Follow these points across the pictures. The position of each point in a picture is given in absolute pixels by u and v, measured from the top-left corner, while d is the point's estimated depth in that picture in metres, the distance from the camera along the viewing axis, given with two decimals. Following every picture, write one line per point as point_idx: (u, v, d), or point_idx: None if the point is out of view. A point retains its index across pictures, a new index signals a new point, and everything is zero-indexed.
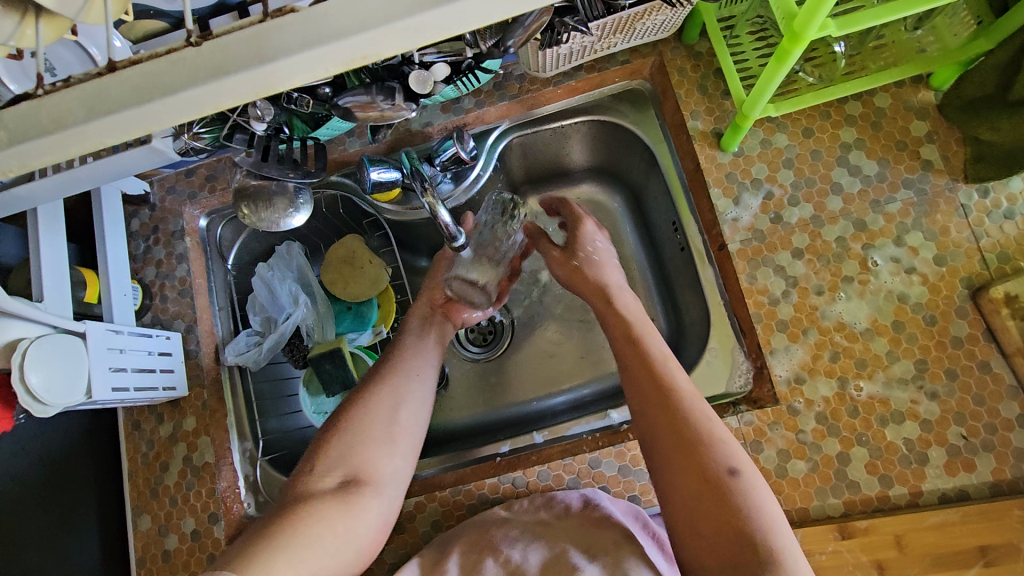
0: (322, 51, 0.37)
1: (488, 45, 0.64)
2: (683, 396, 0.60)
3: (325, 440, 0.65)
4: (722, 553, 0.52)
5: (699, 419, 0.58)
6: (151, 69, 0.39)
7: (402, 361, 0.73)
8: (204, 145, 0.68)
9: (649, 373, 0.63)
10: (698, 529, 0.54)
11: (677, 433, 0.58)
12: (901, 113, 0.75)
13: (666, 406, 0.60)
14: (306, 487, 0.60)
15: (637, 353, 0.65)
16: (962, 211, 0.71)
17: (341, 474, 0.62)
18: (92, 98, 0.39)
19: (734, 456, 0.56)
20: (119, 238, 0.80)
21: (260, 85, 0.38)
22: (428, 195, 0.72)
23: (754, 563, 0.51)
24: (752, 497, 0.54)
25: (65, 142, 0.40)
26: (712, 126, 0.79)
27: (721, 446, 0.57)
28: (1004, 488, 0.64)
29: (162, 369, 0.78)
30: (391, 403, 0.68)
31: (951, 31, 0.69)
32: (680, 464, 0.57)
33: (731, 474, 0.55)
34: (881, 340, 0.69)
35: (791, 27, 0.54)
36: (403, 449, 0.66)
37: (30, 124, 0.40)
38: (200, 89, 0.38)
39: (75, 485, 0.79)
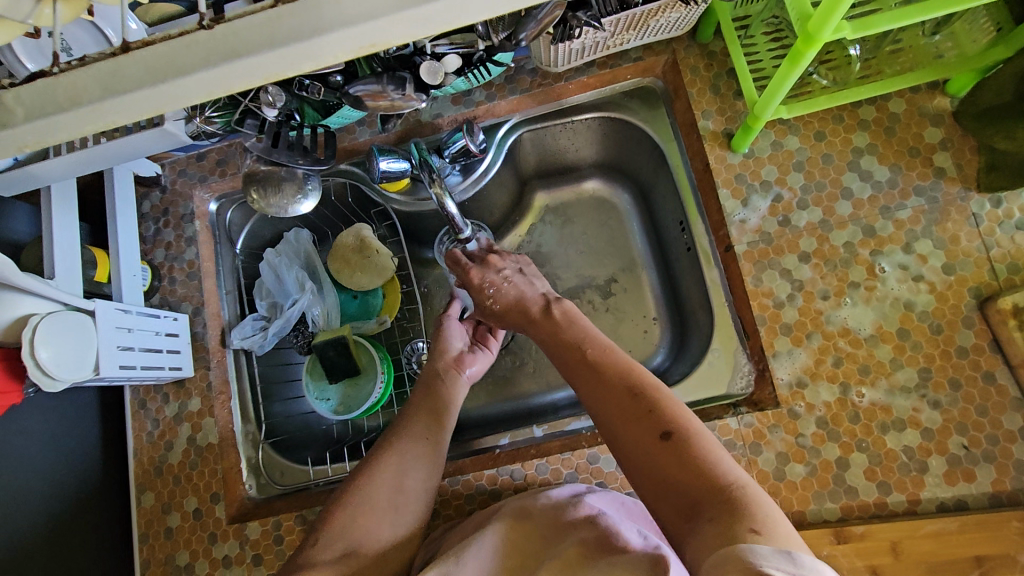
0: (333, 38, 0.37)
1: (500, 37, 0.64)
2: (614, 374, 0.60)
3: (328, 513, 0.62)
4: (682, 509, 0.50)
5: (631, 390, 0.58)
6: (166, 50, 0.39)
7: (406, 424, 0.70)
8: (216, 129, 0.69)
9: (580, 364, 0.63)
10: (659, 496, 0.52)
11: (615, 408, 0.58)
12: (916, 119, 0.74)
13: (599, 388, 0.60)
14: (307, 559, 0.58)
15: (567, 348, 0.66)
16: (974, 220, 0.70)
17: (342, 547, 0.59)
18: (108, 78, 0.40)
19: (671, 414, 0.55)
20: (129, 219, 0.81)
21: (272, 70, 0.39)
22: (437, 187, 0.74)
23: (711, 506, 0.48)
24: (697, 447, 0.52)
25: (82, 120, 0.40)
26: (723, 127, 0.78)
27: (655, 410, 0.55)
28: (1004, 499, 0.63)
29: (169, 349, 0.79)
30: (395, 473, 0.65)
31: (970, 37, 0.68)
32: (625, 436, 0.56)
33: (668, 432, 0.53)
34: (885, 347, 0.69)
35: (805, 29, 0.54)
36: (407, 519, 0.63)
37: (47, 100, 0.40)
38: (213, 71, 0.38)
39: (81, 461, 0.80)
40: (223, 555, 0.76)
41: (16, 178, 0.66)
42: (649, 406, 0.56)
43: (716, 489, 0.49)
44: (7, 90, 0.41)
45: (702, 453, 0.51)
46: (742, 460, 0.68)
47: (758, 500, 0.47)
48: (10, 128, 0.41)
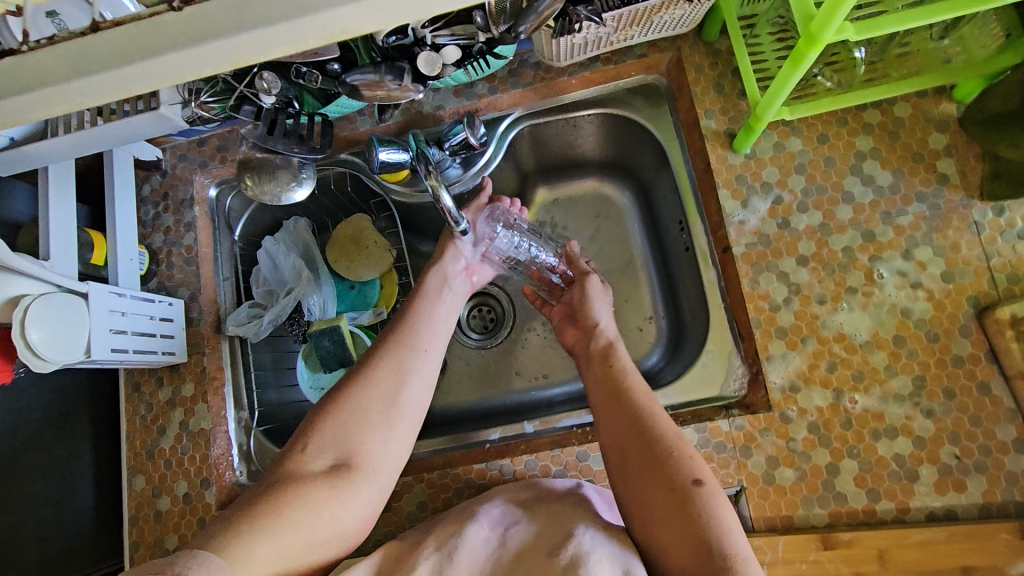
0: (302, 23, 0.37)
1: (500, 30, 0.62)
2: (653, 415, 0.63)
3: (321, 418, 0.63)
4: (683, 561, 0.52)
5: (666, 437, 0.60)
6: (135, 31, 0.39)
7: (410, 334, 0.72)
8: (211, 114, 0.70)
9: (621, 396, 0.66)
10: (661, 539, 0.54)
11: (647, 447, 0.60)
12: (921, 124, 0.73)
13: (635, 424, 0.62)
14: (295, 465, 0.58)
15: (611, 377, 0.68)
16: (975, 229, 0.69)
17: (332, 457, 0.60)
18: (77, 58, 0.39)
19: (698, 468, 0.58)
20: (127, 202, 0.81)
21: (241, 53, 0.38)
22: (432, 179, 0.73)
23: (716, 566, 0.51)
24: (714, 507, 0.54)
25: (50, 100, 0.40)
26: (726, 127, 0.77)
27: (687, 462, 0.58)
28: (993, 511, 0.63)
29: (162, 334, 0.79)
30: (395, 381, 0.66)
31: (979, 42, 0.66)
32: (647, 475, 0.58)
33: (695, 485, 0.56)
34: (880, 354, 0.68)
35: (807, 29, 0.53)
36: (399, 431, 0.64)
37: (14, 79, 0.40)
38: (182, 54, 0.38)
39: (73, 441, 0.81)
40: None
41: (13, 159, 0.66)
42: (682, 456, 0.59)
43: (724, 554, 0.51)
44: None
45: (719, 514, 0.54)
46: (732, 463, 0.68)
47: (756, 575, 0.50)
48: None
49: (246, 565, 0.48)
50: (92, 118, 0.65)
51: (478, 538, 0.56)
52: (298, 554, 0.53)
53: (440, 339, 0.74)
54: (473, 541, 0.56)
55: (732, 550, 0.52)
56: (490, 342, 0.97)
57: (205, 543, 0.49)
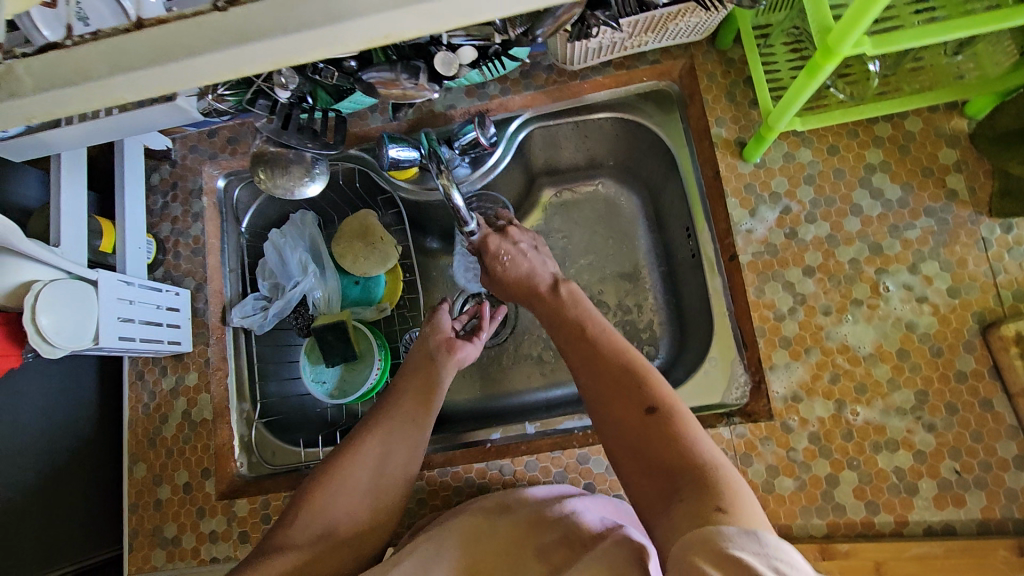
0: (344, 28, 0.38)
1: (517, 32, 0.63)
2: (605, 356, 0.62)
3: (308, 490, 0.63)
4: (658, 483, 0.51)
5: (617, 373, 0.60)
6: (176, 30, 0.39)
7: (397, 406, 0.70)
8: (227, 107, 0.69)
9: (578, 343, 0.66)
10: (635, 470, 0.53)
11: (606, 385, 0.60)
12: (932, 139, 0.74)
13: (592, 369, 0.62)
14: (278, 541, 0.60)
15: (566, 329, 0.68)
16: (982, 245, 0.69)
17: (318, 531, 0.61)
18: (117, 54, 0.40)
19: (656, 394, 0.57)
20: (137, 192, 0.81)
21: (283, 55, 0.39)
22: (443, 177, 0.74)
23: (686, 482, 0.49)
24: (674, 427, 0.53)
25: (91, 94, 0.41)
26: (736, 135, 0.78)
27: (645, 389, 0.57)
28: (992, 527, 0.63)
29: (169, 323, 0.79)
30: (379, 455, 0.66)
31: (993, 59, 0.66)
32: (609, 414, 0.58)
33: (655, 410, 0.55)
34: (884, 367, 0.69)
35: (824, 41, 0.53)
36: (386, 507, 0.64)
37: (55, 73, 0.40)
38: (224, 54, 0.38)
39: (75, 427, 0.81)
40: (211, 530, 0.77)
41: (27, 145, 0.66)
42: (637, 385, 0.58)
43: (694, 468, 0.50)
44: (17, 60, 0.41)
45: (683, 432, 0.53)
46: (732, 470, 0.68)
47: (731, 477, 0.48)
48: (18, 99, 0.41)
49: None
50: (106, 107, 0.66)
51: None
52: None
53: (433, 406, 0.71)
54: None
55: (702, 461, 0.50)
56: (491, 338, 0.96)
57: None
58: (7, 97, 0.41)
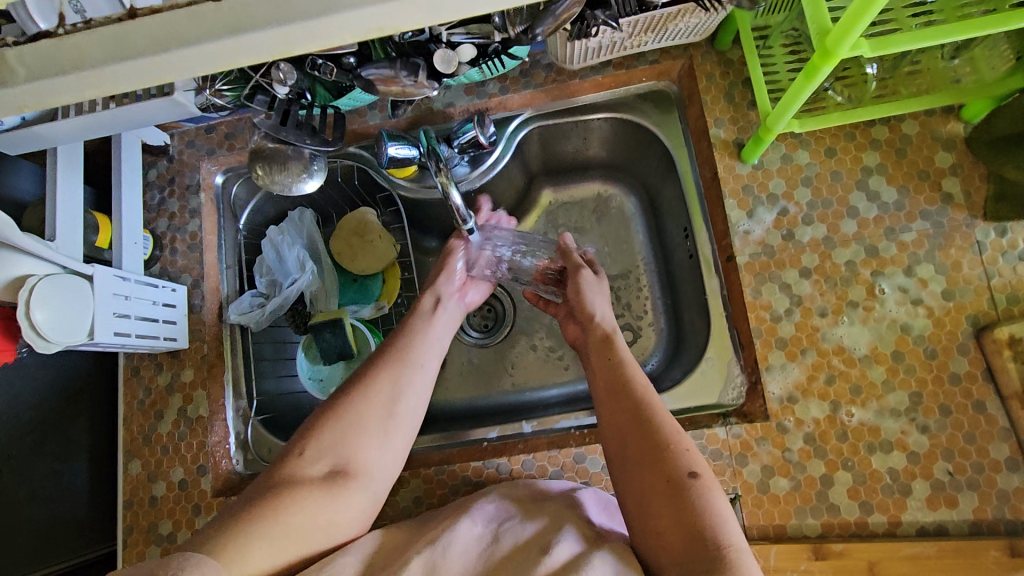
0: (340, 19, 0.37)
1: (517, 31, 0.63)
2: (651, 406, 0.62)
3: (318, 424, 0.62)
4: (677, 551, 0.52)
5: (665, 427, 0.59)
6: (172, 19, 0.39)
7: (406, 348, 0.70)
8: (225, 102, 0.70)
9: (619, 388, 0.65)
10: (653, 528, 0.54)
11: (646, 436, 0.59)
12: (928, 142, 0.74)
13: (632, 413, 0.61)
14: (290, 472, 0.57)
15: (613, 368, 0.67)
16: (977, 248, 0.70)
17: (330, 463, 0.59)
18: (112, 43, 0.40)
19: (693, 460, 0.57)
20: (134, 187, 0.81)
21: (278, 47, 0.39)
22: (443, 175, 0.72)
23: (709, 559, 0.50)
24: (709, 498, 0.54)
25: (85, 84, 0.40)
26: (735, 136, 0.78)
27: (684, 454, 0.57)
28: (984, 528, 0.64)
29: (165, 320, 0.79)
30: (393, 392, 0.65)
31: (989, 63, 0.67)
32: (643, 464, 0.58)
33: (691, 477, 0.55)
34: (879, 368, 0.69)
35: (822, 44, 0.54)
36: (397, 439, 0.63)
37: (49, 62, 0.40)
38: (217, 45, 0.38)
39: (69, 422, 0.81)
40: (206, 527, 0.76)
41: (24, 138, 0.66)
42: (678, 448, 0.58)
43: (719, 547, 0.51)
44: (9, 48, 0.41)
45: (714, 507, 0.54)
46: (727, 470, 0.69)
47: (750, 565, 0.50)
48: (11, 87, 0.41)
49: (241, 566, 0.49)
50: (104, 102, 0.66)
51: (471, 533, 0.56)
52: (294, 559, 0.52)
53: (436, 353, 0.72)
54: (467, 538, 0.55)
55: (728, 541, 0.51)
56: (475, 334, 0.98)
57: (200, 548, 0.50)
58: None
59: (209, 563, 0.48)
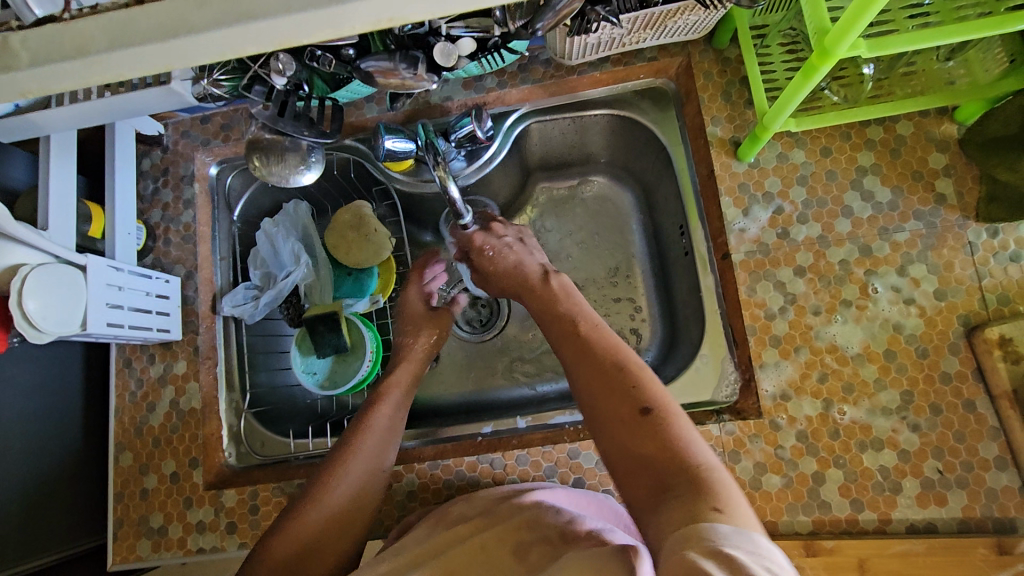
0: (351, 9, 0.37)
1: (516, 25, 0.63)
2: (602, 350, 0.60)
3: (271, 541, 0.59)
4: (655, 485, 0.49)
5: (616, 367, 0.58)
6: (178, 6, 0.38)
7: (364, 450, 0.66)
8: (222, 93, 0.68)
9: (569, 339, 0.63)
10: (631, 472, 0.52)
11: (602, 381, 0.57)
12: (923, 143, 0.75)
13: (582, 363, 0.60)
14: None
15: (563, 322, 0.66)
16: (969, 249, 0.71)
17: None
18: (117, 29, 0.39)
19: (652, 393, 0.55)
20: (128, 176, 0.80)
21: (285, 35, 0.39)
22: (439, 169, 0.73)
23: (683, 484, 0.47)
24: (671, 428, 0.52)
25: (89, 70, 0.40)
26: (731, 134, 0.78)
27: (640, 389, 0.55)
28: (972, 526, 0.64)
29: (158, 311, 0.79)
30: (369, 472, 0.65)
31: (983, 66, 0.67)
32: (602, 413, 0.56)
33: (651, 411, 0.53)
34: (871, 367, 0.70)
35: (821, 44, 0.54)
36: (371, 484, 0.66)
37: (53, 46, 0.40)
38: (224, 33, 0.38)
39: (60, 413, 0.80)
40: (198, 520, 0.76)
41: (18, 126, 0.66)
42: (633, 385, 0.56)
43: (690, 471, 0.48)
44: (14, 33, 0.40)
45: (681, 435, 0.51)
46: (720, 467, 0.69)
47: (727, 481, 0.47)
48: (14, 72, 0.40)
49: None
50: (99, 90, 0.65)
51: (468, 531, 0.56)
52: None
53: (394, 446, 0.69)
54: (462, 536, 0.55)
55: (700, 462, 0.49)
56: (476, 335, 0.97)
57: None
58: (3, 69, 0.40)
59: None
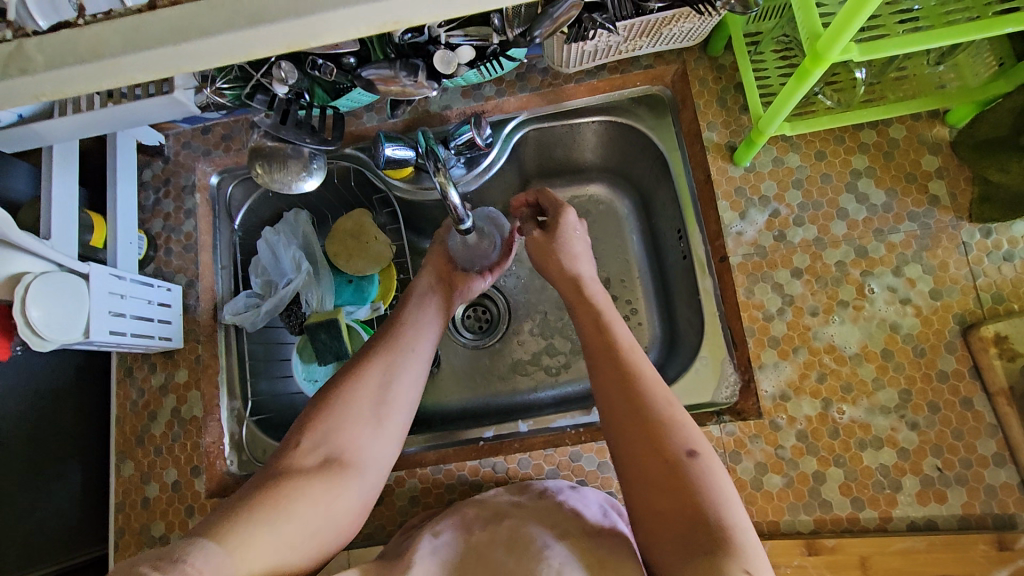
0: (359, 12, 0.38)
1: (515, 33, 0.63)
2: (645, 380, 0.61)
3: (313, 416, 0.64)
4: (680, 530, 0.52)
5: (659, 403, 0.59)
6: (191, 11, 0.39)
7: (399, 339, 0.71)
8: (224, 101, 0.70)
9: (609, 357, 0.64)
10: (656, 511, 0.54)
11: (639, 414, 0.59)
12: (915, 146, 0.76)
13: (623, 389, 0.61)
14: (288, 462, 0.59)
15: (604, 339, 0.66)
16: (963, 249, 0.72)
17: (324, 453, 0.61)
18: (131, 34, 0.40)
19: (691, 437, 0.57)
20: (129, 187, 0.81)
21: (296, 39, 0.39)
22: (439, 175, 0.71)
23: (710, 537, 0.50)
24: (708, 477, 0.54)
25: (101, 74, 0.41)
26: (727, 140, 0.79)
27: (681, 431, 0.57)
28: (972, 522, 0.65)
29: (160, 319, 0.79)
30: (401, 359, 0.69)
31: (972, 70, 0.69)
32: (637, 446, 0.57)
33: (689, 456, 0.55)
34: (868, 366, 0.70)
35: (813, 47, 0.55)
36: (390, 426, 0.65)
37: (68, 51, 0.40)
38: (235, 36, 0.39)
39: (60, 423, 0.80)
40: None
41: (21, 136, 0.66)
42: (674, 426, 0.57)
43: (720, 525, 0.51)
44: (29, 39, 0.41)
45: (714, 486, 0.54)
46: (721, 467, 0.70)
47: (751, 543, 0.51)
48: (28, 77, 0.41)
49: (244, 548, 0.49)
50: (101, 100, 0.66)
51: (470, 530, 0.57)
52: (295, 544, 0.53)
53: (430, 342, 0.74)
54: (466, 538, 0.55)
55: (730, 520, 0.52)
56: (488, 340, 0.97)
57: (206, 534, 0.50)
58: (17, 73, 0.41)
59: (215, 546, 0.48)
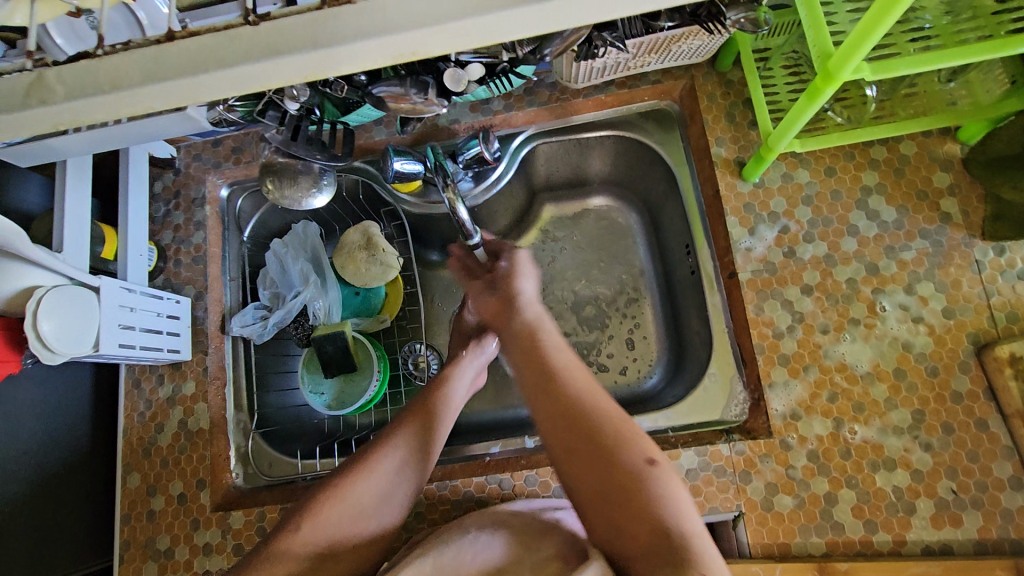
0: (376, 43, 0.38)
1: (524, 51, 0.64)
2: (583, 394, 0.55)
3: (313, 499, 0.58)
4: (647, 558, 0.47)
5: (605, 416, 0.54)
6: (209, 42, 0.40)
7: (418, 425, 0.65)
8: (236, 118, 0.70)
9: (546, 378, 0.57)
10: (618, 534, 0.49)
11: (584, 429, 0.53)
12: (926, 163, 0.75)
13: (563, 407, 0.55)
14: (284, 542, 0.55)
15: (535, 360, 0.59)
16: (976, 267, 0.71)
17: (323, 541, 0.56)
18: (150, 64, 0.40)
19: (646, 447, 0.52)
20: (140, 199, 0.81)
21: (312, 70, 0.40)
22: (449, 191, 0.72)
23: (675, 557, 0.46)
24: (668, 485, 0.50)
25: (119, 103, 0.41)
26: (736, 155, 0.79)
27: (634, 440, 0.52)
28: (989, 547, 0.63)
29: (168, 331, 0.79)
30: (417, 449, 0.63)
31: (984, 87, 0.68)
32: (587, 466, 0.52)
33: (648, 465, 0.51)
34: (881, 386, 0.69)
35: (824, 66, 0.55)
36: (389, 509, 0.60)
37: (88, 80, 0.41)
38: (252, 67, 0.39)
39: (68, 434, 0.80)
40: (205, 542, 0.76)
41: (35, 151, 0.67)
42: (625, 437, 0.52)
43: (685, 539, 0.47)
44: (49, 69, 0.42)
45: (675, 498, 0.49)
46: (731, 487, 0.69)
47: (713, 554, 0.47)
48: (48, 106, 0.41)
49: None
50: None
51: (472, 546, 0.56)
52: None
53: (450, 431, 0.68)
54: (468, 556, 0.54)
55: (693, 534, 0.47)
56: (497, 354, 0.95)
57: None
58: (38, 103, 0.41)
59: None
